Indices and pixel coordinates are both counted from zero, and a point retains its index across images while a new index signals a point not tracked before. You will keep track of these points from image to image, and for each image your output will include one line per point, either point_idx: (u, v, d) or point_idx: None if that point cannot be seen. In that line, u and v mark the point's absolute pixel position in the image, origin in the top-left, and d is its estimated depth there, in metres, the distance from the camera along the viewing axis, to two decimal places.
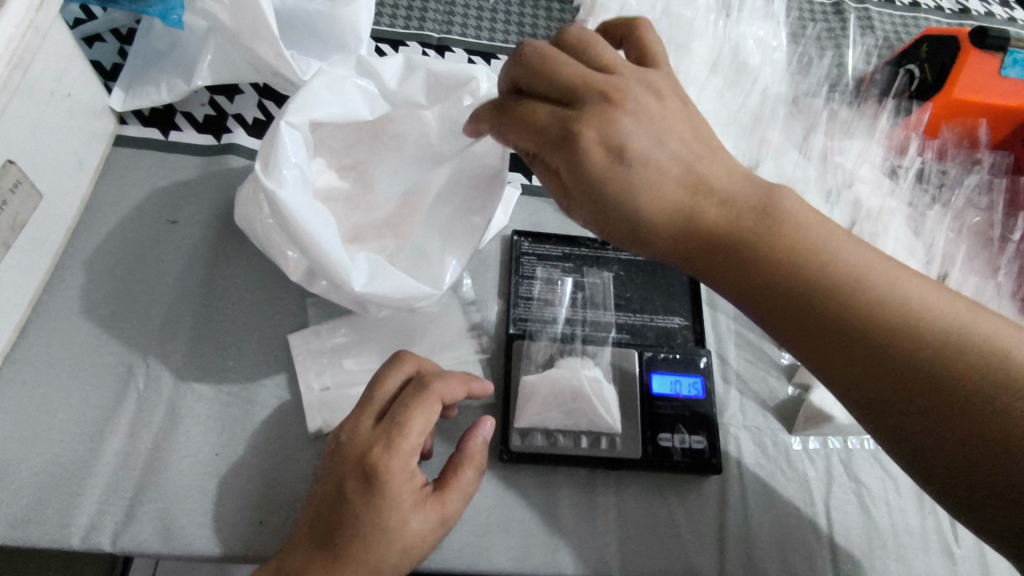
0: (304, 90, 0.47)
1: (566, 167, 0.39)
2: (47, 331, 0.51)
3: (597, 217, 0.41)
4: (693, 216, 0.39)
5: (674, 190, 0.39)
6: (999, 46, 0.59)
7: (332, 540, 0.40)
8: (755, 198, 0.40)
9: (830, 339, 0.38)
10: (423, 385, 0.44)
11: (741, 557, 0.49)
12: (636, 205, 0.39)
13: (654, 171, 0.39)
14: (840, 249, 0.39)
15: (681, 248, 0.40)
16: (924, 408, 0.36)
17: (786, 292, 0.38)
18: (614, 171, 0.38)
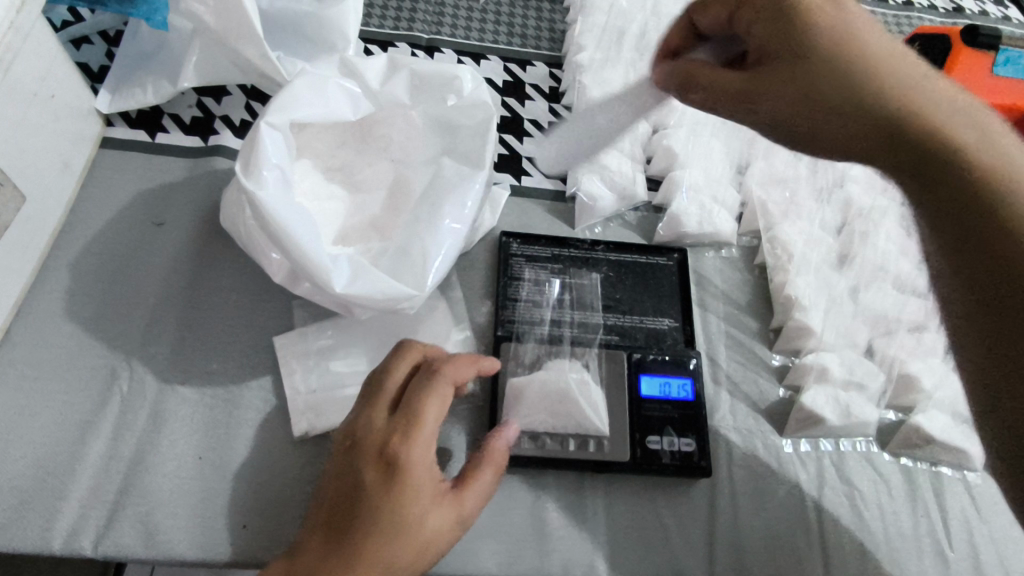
0: (284, 92, 0.48)
1: (767, 19, 0.45)
2: (30, 334, 0.50)
3: (784, 76, 0.45)
4: (881, 72, 0.43)
5: (863, 52, 0.44)
6: (989, 45, 0.60)
7: (348, 538, 0.38)
8: (935, 89, 0.43)
9: (938, 192, 0.40)
10: (435, 371, 0.43)
11: (731, 561, 0.49)
12: (829, 49, 0.44)
13: (875, 42, 0.44)
14: (985, 136, 0.41)
15: (815, 81, 0.44)
16: (993, 273, 0.37)
17: (905, 129, 0.42)
18: (822, 13, 0.44)
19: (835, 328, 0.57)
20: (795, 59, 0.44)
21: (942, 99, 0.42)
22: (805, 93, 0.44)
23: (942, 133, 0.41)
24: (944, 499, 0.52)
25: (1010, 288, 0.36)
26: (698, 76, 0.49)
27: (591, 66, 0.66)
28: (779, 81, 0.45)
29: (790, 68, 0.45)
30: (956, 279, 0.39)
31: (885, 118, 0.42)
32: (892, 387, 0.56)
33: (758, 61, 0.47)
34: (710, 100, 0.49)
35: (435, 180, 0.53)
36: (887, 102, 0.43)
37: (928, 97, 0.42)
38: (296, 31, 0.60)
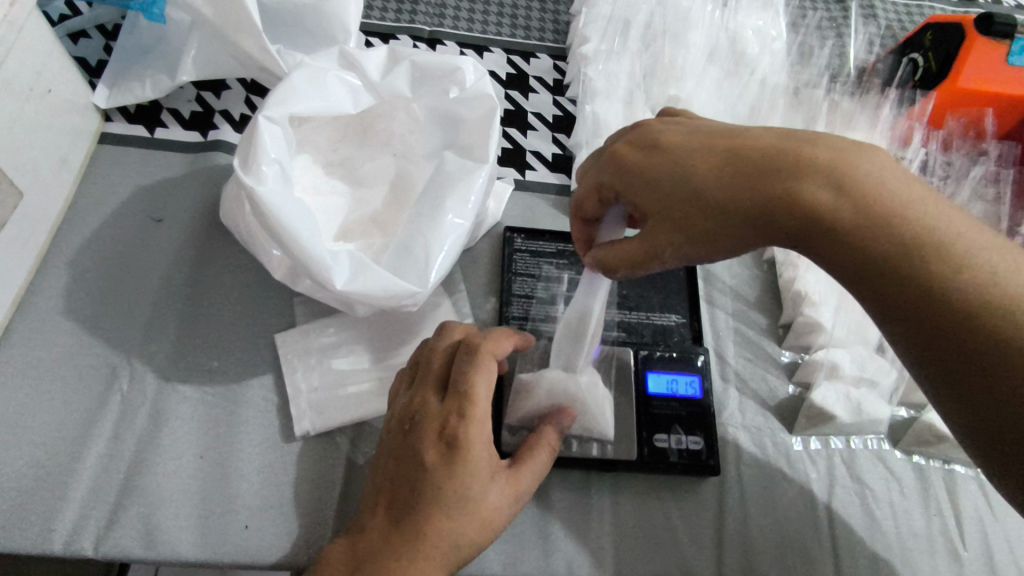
0: (283, 85, 0.47)
1: (622, 181, 0.41)
2: (30, 332, 0.50)
3: (669, 233, 0.39)
4: (756, 178, 0.36)
5: (716, 175, 0.37)
6: (1005, 34, 0.58)
7: (412, 515, 0.38)
8: (819, 157, 0.36)
9: (885, 293, 0.34)
10: (474, 348, 0.42)
11: (740, 561, 0.48)
12: (694, 197, 0.38)
13: (704, 155, 0.38)
14: (895, 194, 0.35)
15: (705, 222, 0.38)
16: (973, 366, 0.32)
17: (826, 239, 0.35)
18: (655, 167, 0.40)
19: (846, 324, 0.56)
20: (668, 214, 0.39)
21: (828, 168, 0.35)
22: (705, 243, 0.38)
23: (851, 221, 0.34)
24: (958, 498, 0.51)
25: (989, 390, 0.31)
26: (611, 258, 0.42)
27: (596, 58, 0.65)
28: (666, 236, 0.39)
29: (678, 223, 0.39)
30: (926, 374, 0.34)
31: (792, 231, 0.36)
32: (904, 384, 0.55)
33: (641, 219, 0.41)
34: (636, 272, 0.42)
35: (438, 173, 0.51)
36: (790, 213, 0.35)
37: (820, 185, 0.35)
38: (295, 23, 0.59)
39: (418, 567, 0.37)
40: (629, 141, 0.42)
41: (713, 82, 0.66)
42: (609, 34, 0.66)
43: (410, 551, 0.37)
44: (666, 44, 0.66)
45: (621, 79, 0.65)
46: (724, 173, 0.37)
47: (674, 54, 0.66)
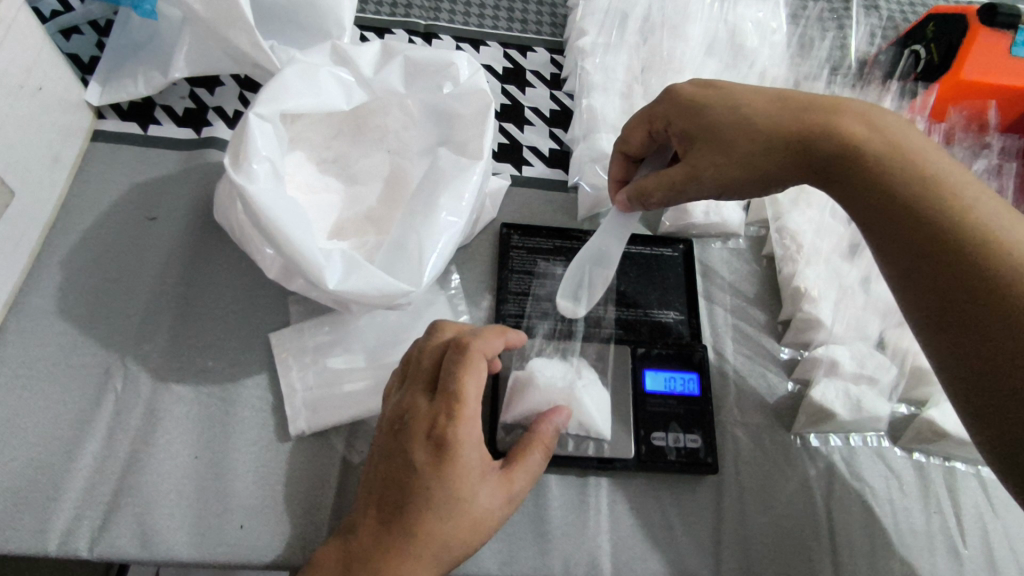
0: (274, 82, 0.47)
1: (673, 110, 0.46)
2: (23, 332, 0.49)
3: (709, 155, 0.43)
4: (798, 111, 0.41)
5: (763, 108, 0.42)
6: (1009, 25, 0.58)
7: (401, 517, 0.38)
8: (855, 107, 0.41)
9: (897, 224, 0.38)
10: (465, 347, 0.42)
11: (738, 559, 0.47)
12: (738, 121, 0.42)
13: (755, 95, 0.43)
14: (920, 145, 0.39)
15: (743, 146, 0.42)
16: (967, 299, 0.34)
17: (852, 168, 0.39)
18: (708, 98, 0.44)
19: (846, 319, 0.56)
20: (711, 137, 0.43)
21: (865, 115, 0.41)
22: (737, 164, 0.43)
23: (877, 154, 0.39)
24: (958, 495, 0.51)
25: (975, 321, 0.34)
26: (647, 182, 0.46)
27: (594, 52, 0.64)
28: (707, 157, 0.43)
29: (716, 147, 0.43)
30: (922, 307, 0.36)
31: (823, 157, 0.40)
32: (905, 380, 0.54)
33: (684, 147, 0.45)
34: (668, 197, 0.46)
35: (432, 170, 0.51)
36: (825, 140, 0.40)
37: (855, 123, 0.40)
38: (289, 18, 0.59)
39: (408, 569, 0.37)
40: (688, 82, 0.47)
41: (712, 75, 0.65)
42: (606, 27, 0.65)
43: (399, 554, 0.37)
44: (664, 37, 0.66)
45: (619, 72, 0.64)
46: (769, 108, 0.42)
47: (673, 47, 0.65)
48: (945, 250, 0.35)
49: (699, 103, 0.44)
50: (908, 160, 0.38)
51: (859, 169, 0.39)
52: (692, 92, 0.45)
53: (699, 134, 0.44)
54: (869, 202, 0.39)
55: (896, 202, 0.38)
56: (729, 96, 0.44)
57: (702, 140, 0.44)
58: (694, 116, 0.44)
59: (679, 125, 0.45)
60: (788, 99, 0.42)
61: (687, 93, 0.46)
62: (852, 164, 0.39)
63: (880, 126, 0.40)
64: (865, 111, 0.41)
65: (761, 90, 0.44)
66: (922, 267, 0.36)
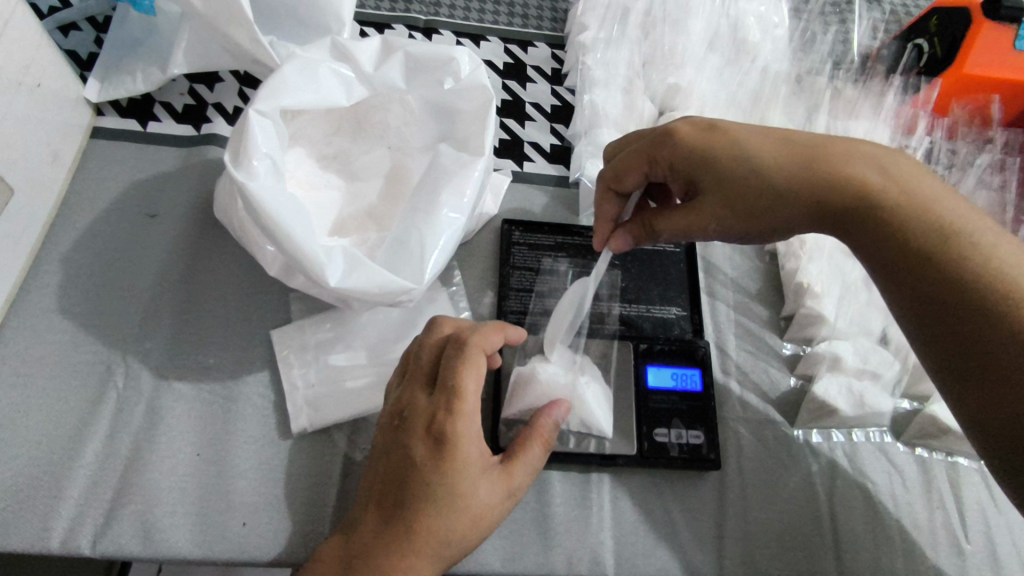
0: (273, 78, 0.47)
1: (676, 151, 0.43)
2: (23, 330, 0.49)
3: (720, 205, 0.42)
4: (808, 160, 0.41)
5: (773, 156, 0.41)
6: (1012, 18, 0.57)
7: (401, 512, 0.38)
8: (864, 152, 0.41)
9: (913, 272, 0.38)
10: (464, 343, 0.42)
11: (741, 555, 0.47)
12: (747, 171, 0.41)
13: (764, 139, 0.42)
14: (929, 190, 0.39)
15: (755, 197, 0.41)
16: (983, 352, 0.35)
17: (865, 217, 0.40)
18: (713, 143, 0.43)
19: (849, 315, 0.55)
20: (720, 187, 0.42)
21: (874, 159, 0.41)
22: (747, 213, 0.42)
23: (892, 206, 0.39)
24: (961, 490, 0.51)
25: (993, 368, 0.34)
26: (657, 225, 0.45)
27: (595, 47, 0.63)
28: (716, 207, 0.43)
29: (725, 197, 0.42)
30: (941, 356, 0.37)
31: (836, 207, 0.40)
32: (906, 377, 0.54)
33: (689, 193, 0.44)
34: (678, 238, 0.45)
35: (433, 166, 0.51)
36: (838, 191, 0.40)
37: (868, 173, 0.40)
38: (288, 13, 0.58)
39: (408, 563, 0.37)
40: (688, 121, 0.45)
41: (714, 70, 0.65)
42: (608, 22, 0.65)
43: (399, 548, 0.37)
44: (666, 31, 0.65)
45: (620, 67, 0.64)
46: (780, 156, 0.41)
47: (674, 41, 0.65)
48: (962, 300, 0.36)
49: (704, 148, 0.43)
50: (919, 207, 0.39)
51: (872, 218, 0.39)
52: (696, 133, 0.43)
53: (707, 182, 0.43)
54: (882, 248, 0.39)
55: (910, 248, 0.38)
56: (737, 140, 0.42)
57: (710, 189, 0.42)
58: (701, 162, 0.43)
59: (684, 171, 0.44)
60: (797, 145, 0.41)
61: (693, 134, 0.43)
62: (865, 213, 0.40)
63: (889, 173, 0.40)
64: (871, 155, 0.41)
65: (767, 134, 0.42)
66: (936, 313, 0.37)
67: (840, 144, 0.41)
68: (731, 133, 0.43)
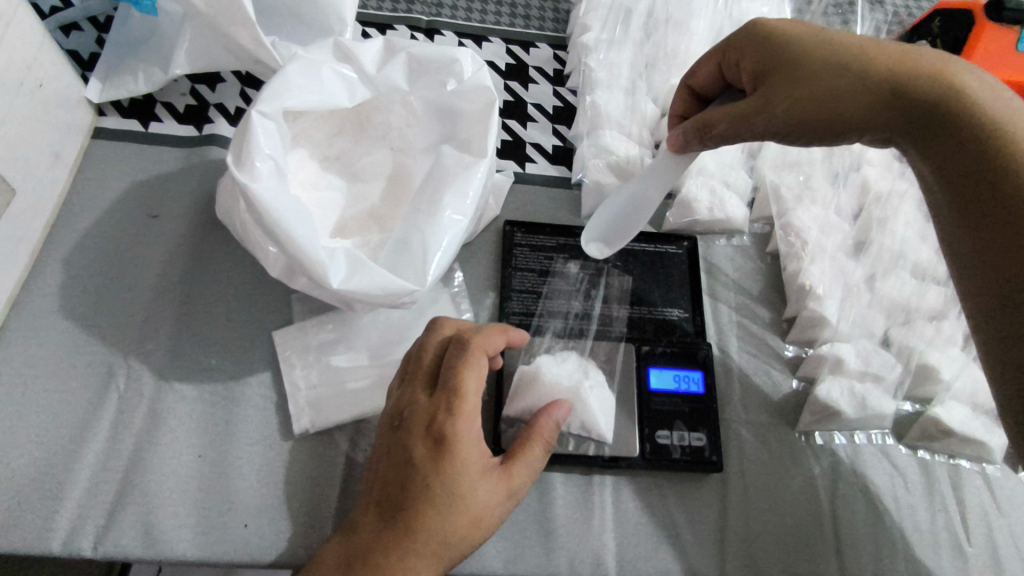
0: (276, 80, 0.47)
1: (751, 41, 0.45)
2: (24, 331, 0.49)
3: (786, 86, 0.42)
4: (892, 55, 0.41)
5: (852, 47, 0.42)
6: (1016, 20, 0.58)
7: (401, 515, 0.38)
8: (951, 60, 0.41)
9: (975, 178, 0.38)
10: (465, 342, 0.42)
11: (743, 557, 0.47)
12: (825, 54, 0.42)
13: (846, 36, 0.43)
14: (1006, 101, 0.39)
15: (826, 81, 0.42)
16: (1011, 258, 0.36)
17: (935, 113, 0.39)
18: (791, 32, 0.44)
19: (851, 317, 0.55)
20: (791, 71, 0.43)
21: (957, 67, 0.41)
22: (814, 97, 0.42)
23: (970, 106, 0.39)
24: (962, 492, 0.51)
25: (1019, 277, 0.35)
26: (713, 114, 0.44)
27: (597, 48, 0.63)
28: (784, 91, 0.42)
29: (796, 79, 0.42)
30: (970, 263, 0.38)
31: (916, 100, 0.40)
32: (910, 378, 0.54)
33: (756, 83, 0.44)
34: (735, 129, 0.44)
35: (435, 168, 0.51)
36: (915, 82, 0.40)
37: (954, 74, 0.40)
38: (290, 13, 0.58)
39: (407, 566, 0.37)
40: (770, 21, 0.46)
41: None
42: (610, 23, 0.65)
43: (399, 551, 0.37)
44: (668, 33, 0.66)
45: (622, 69, 0.64)
46: (859, 47, 0.42)
47: (677, 43, 0.65)
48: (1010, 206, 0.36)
49: (781, 40, 0.44)
50: (993, 111, 0.38)
51: (943, 113, 0.39)
52: (781, 26, 0.45)
53: (779, 67, 0.43)
54: (946, 149, 0.39)
55: (975, 149, 0.38)
56: (820, 34, 0.43)
57: (781, 72, 0.43)
58: (777, 50, 0.43)
59: (757, 60, 0.44)
60: (883, 44, 0.42)
61: (774, 29, 0.44)
62: (938, 108, 0.39)
63: (970, 79, 0.40)
64: (955, 64, 0.41)
65: (852, 33, 0.43)
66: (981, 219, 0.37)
67: (925, 50, 0.42)
68: (815, 28, 0.44)
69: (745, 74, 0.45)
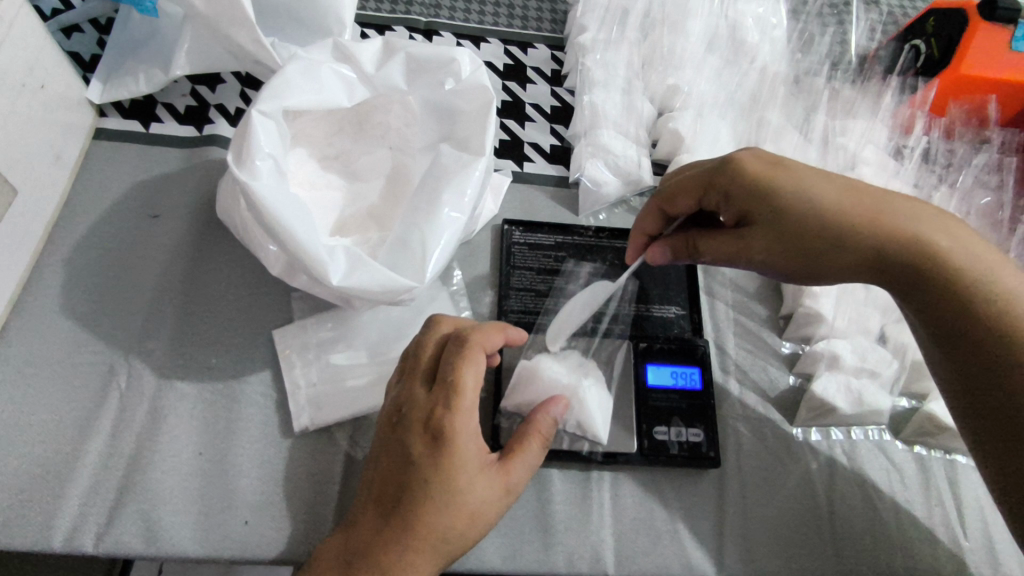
0: (276, 79, 0.47)
1: (733, 182, 0.44)
2: (26, 330, 0.49)
3: (767, 239, 0.44)
4: (871, 212, 0.41)
5: (834, 200, 0.42)
6: (1009, 19, 0.57)
7: (399, 509, 0.38)
8: (934, 216, 0.41)
9: (954, 342, 0.39)
10: (464, 340, 0.42)
11: (740, 553, 0.48)
12: (806, 213, 0.42)
13: (829, 184, 0.43)
14: (992, 262, 0.39)
15: (806, 237, 0.42)
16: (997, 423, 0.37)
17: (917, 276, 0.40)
18: (775, 178, 0.43)
19: (847, 313, 0.56)
20: (771, 224, 0.43)
21: (940, 222, 0.41)
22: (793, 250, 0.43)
23: (954, 272, 0.39)
24: (959, 488, 0.51)
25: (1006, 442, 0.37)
26: (701, 244, 0.48)
27: (594, 48, 0.64)
28: (765, 241, 0.44)
29: (777, 232, 0.43)
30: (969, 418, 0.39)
31: (895, 267, 0.40)
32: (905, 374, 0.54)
33: (741, 225, 0.45)
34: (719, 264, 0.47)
35: (434, 166, 0.51)
36: (895, 245, 0.40)
37: (930, 231, 0.40)
38: (289, 15, 0.59)
39: (406, 560, 0.37)
40: (755, 154, 0.45)
41: (712, 72, 0.66)
42: (607, 23, 0.65)
43: (397, 545, 0.37)
44: (665, 33, 0.66)
45: (619, 68, 0.65)
46: (840, 199, 0.42)
47: (673, 43, 0.66)
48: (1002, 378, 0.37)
49: (764, 188, 0.43)
50: (978, 278, 0.38)
51: (926, 277, 0.40)
52: (764, 169, 0.44)
53: (761, 220, 0.44)
54: (934, 309, 0.40)
55: (961, 316, 0.38)
56: (804, 181, 0.43)
57: (763, 224, 0.44)
58: (760, 201, 0.43)
59: (740, 206, 0.44)
60: (865, 196, 0.42)
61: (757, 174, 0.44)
62: (921, 271, 0.40)
63: (954, 240, 0.40)
64: (938, 220, 0.41)
65: (834, 182, 0.43)
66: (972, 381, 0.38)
67: (907, 203, 0.41)
68: (798, 174, 0.43)
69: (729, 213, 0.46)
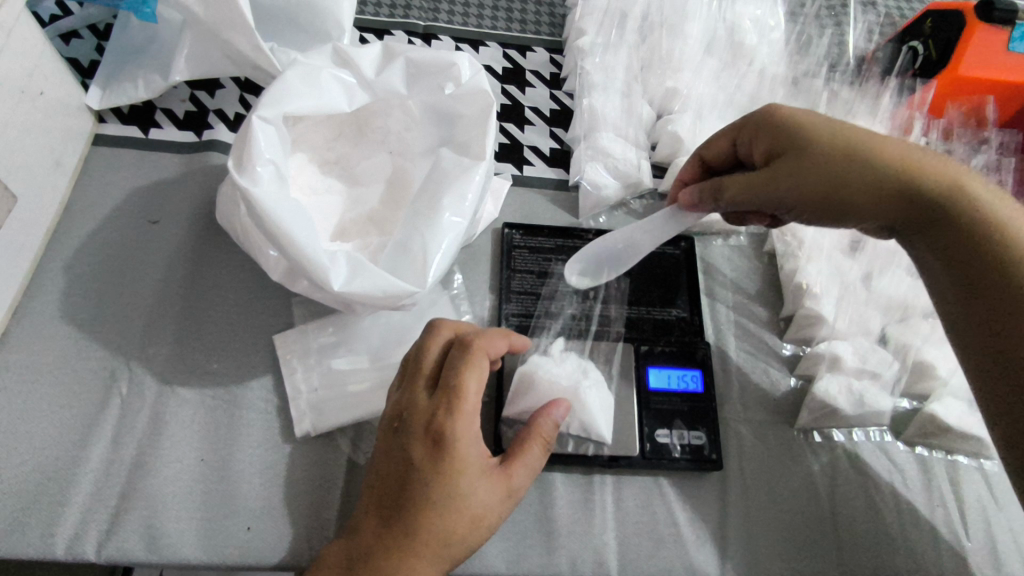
0: (276, 84, 0.47)
1: (770, 120, 0.45)
2: (26, 337, 0.49)
3: (799, 169, 0.43)
4: (903, 154, 0.41)
5: (867, 140, 0.42)
6: (1006, 20, 0.58)
7: (401, 514, 0.38)
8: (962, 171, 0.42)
9: (979, 285, 0.38)
10: (467, 345, 0.42)
11: (743, 555, 0.47)
12: (841, 146, 0.42)
13: (864, 130, 0.43)
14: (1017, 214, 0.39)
15: (839, 168, 0.42)
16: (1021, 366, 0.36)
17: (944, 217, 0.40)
18: (811, 118, 0.44)
19: (848, 314, 0.56)
20: (805, 155, 0.43)
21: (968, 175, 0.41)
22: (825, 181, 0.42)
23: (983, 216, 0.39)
24: (961, 488, 0.51)
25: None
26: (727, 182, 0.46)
27: (593, 51, 0.64)
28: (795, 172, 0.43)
29: (809, 162, 0.43)
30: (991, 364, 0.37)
31: (925, 205, 0.40)
32: (907, 375, 0.54)
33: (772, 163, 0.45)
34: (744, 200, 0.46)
35: (434, 170, 0.51)
36: (927, 184, 0.40)
37: (963, 179, 0.40)
38: (287, 19, 0.59)
39: (409, 565, 0.37)
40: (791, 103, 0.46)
41: (710, 75, 0.66)
42: (605, 26, 0.66)
43: (399, 550, 0.37)
44: (663, 35, 0.66)
45: (618, 71, 0.65)
46: (875, 140, 0.42)
47: (672, 45, 0.66)
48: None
49: (802, 124, 0.44)
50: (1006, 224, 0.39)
51: (954, 219, 0.39)
52: (802, 110, 0.45)
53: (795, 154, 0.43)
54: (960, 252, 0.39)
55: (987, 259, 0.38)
56: (841, 124, 0.43)
57: (796, 155, 0.43)
58: (796, 134, 0.44)
59: (774, 142, 0.45)
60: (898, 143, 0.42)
61: (797, 113, 0.44)
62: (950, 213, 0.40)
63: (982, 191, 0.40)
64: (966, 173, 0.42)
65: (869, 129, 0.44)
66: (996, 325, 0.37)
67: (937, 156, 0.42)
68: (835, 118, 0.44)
69: (760, 153, 0.46)
